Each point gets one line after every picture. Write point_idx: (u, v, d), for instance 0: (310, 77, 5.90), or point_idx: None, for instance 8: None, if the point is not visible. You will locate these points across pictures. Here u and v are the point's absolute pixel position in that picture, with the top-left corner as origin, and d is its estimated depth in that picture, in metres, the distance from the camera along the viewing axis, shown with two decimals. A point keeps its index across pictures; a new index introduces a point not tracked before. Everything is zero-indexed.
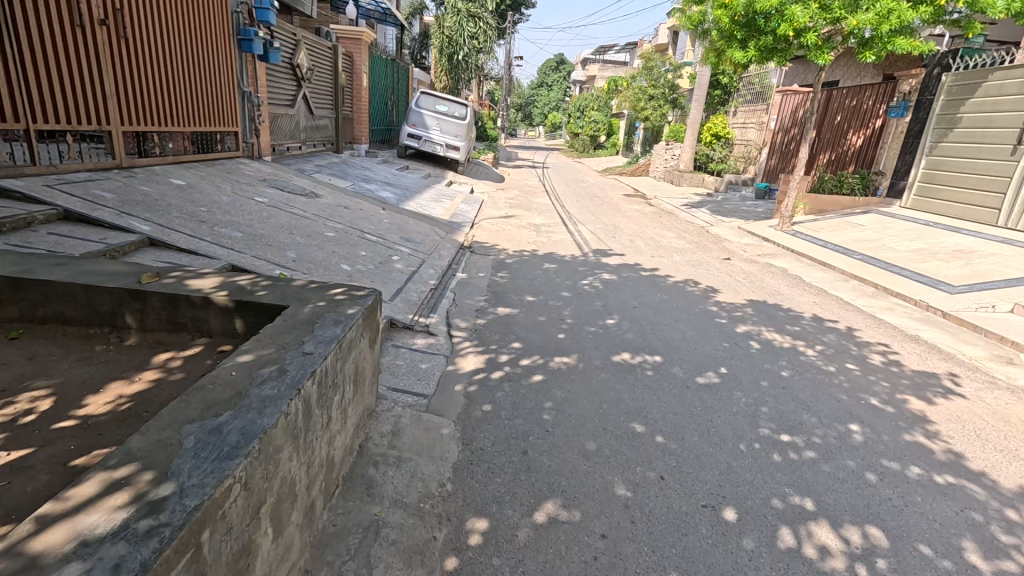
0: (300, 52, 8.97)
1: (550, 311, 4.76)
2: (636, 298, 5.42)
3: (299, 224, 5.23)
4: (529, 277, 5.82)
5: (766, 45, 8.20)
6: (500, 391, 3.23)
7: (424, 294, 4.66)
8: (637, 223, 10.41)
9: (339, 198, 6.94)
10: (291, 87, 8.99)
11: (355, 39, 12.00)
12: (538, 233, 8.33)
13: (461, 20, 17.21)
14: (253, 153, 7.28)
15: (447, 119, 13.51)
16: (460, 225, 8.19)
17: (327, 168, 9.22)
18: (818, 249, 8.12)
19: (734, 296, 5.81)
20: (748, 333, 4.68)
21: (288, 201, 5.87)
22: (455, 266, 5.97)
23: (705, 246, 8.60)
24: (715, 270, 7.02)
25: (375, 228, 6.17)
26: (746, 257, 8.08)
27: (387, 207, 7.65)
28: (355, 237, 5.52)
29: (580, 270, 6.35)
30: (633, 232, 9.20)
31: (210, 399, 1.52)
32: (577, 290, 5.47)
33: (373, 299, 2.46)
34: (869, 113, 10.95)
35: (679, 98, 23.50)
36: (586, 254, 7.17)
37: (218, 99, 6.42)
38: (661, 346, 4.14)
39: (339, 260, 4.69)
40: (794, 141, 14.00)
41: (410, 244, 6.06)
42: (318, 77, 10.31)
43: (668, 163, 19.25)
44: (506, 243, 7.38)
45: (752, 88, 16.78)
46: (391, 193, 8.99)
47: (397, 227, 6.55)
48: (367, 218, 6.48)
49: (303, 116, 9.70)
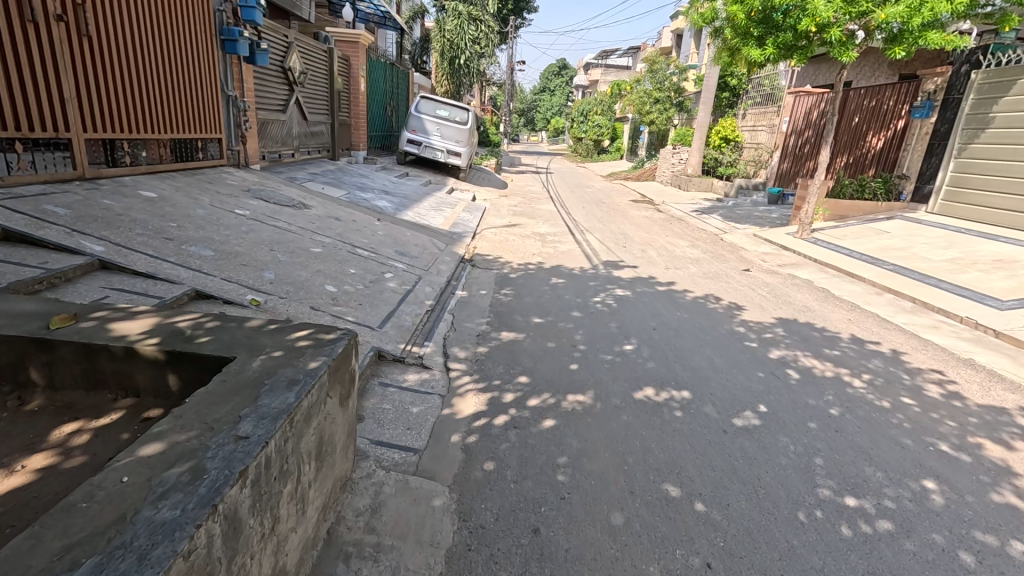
0: (293, 55, 8.55)
1: (560, 335, 4.26)
2: (653, 317, 4.91)
3: (282, 239, 4.75)
4: (536, 294, 5.32)
5: (785, 42, 7.73)
6: (504, 442, 2.72)
7: (419, 318, 4.16)
8: (647, 231, 9.90)
9: (330, 209, 6.46)
10: (283, 91, 8.56)
11: (352, 42, 11.59)
12: (544, 243, 7.85)
13: (463, 23, 16.81)
14: (240, 161, 6.85)
15: (448, 124, 13.08)
16: (461, 236, 7.70)
17: (321, 176, 8.78)
18: (843, 259, 7.59)
19: (760, 313, 5.29)
20: (784, 359, 4.16)
21: (273, 213, 5.40)
22: (455, 282, 5.48)
23: (720, 255, 8.10)
24: (736, 282, 6.50)
25: (368, 241, 5.69)
26: (766, 267, 7.56)
27: (383, 217, 7.18)
28: (344, 252, 5.03)
29: (591, 285, 5.86)
30: (643, 241, 8.71)
31: (73, 535, 1.02)
32: (588, 309, 4.97)
33: (344, 346, 1.96)
34: (889, 113, 10.43)
35: (685, 101, 23.02)
36: (596, 266, 6.68)
37: (199, 103, 5.97)
38: (688, 379, 3.63)
39: (325, 280, 4.21)
40: (808, 144, 13.52)
41: (406, 259, 5.57)
42: (313, 81, 9.88)
43: (675, 167, 18.76)
44: (510, 255, 6.89)
45: (762, 90, 16.31)
46: (388, 201, 8.53)
47: (392, 240, 6.06)
48: (359, 230, 5.99)
49: (296, 122, 9.28)
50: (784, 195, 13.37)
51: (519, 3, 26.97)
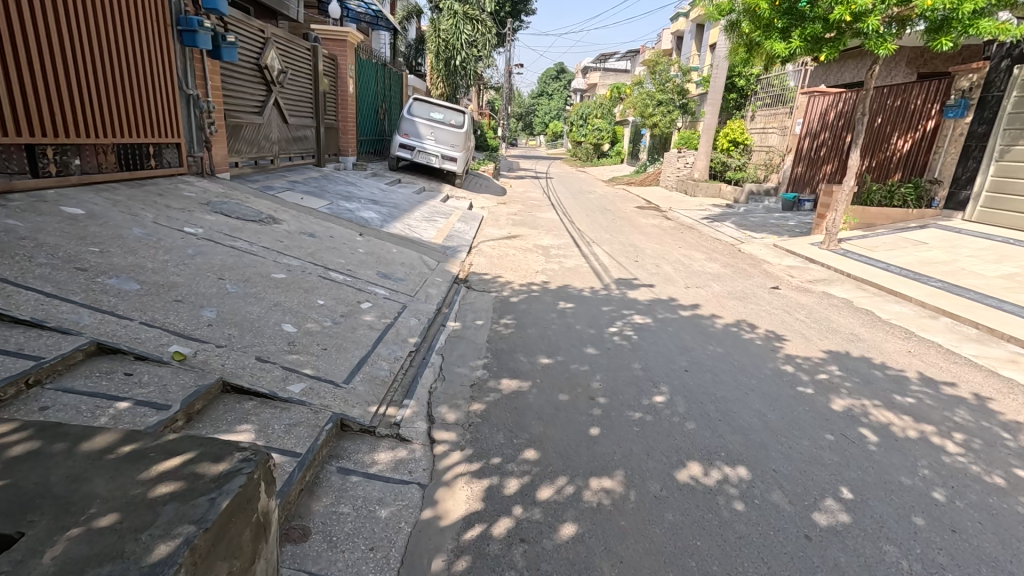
0: (269, 52, 7.79)
1: (574, 383, 3.46)
2: (683, 353, 4.11)
3: (238, 263, 3.96)
4: (542, 324, 4.53)
5: (813, 34, 6.99)
6: (507, 571, 1.92)
7: (399, 365, 3.36)
8: (658, 242, 9.12)
9: (304, 222, 5.64)
10: (260, 91, 7.81)
11: (340, 40, 10.83)
12: (548, 257, 7.07)
13: (459, 22, 16.09)
14: (205, 169, 6.07)
15: (441, 127, 12.27)
16: (455, 250, 6.91)
17: (302, 185, 8.01)
18: (881, 274, 6.84)
19: (805, 345, 4.50)
20: (851, 411, 3.37)
21: (232, 231, 4.60)
22: (446, 310, 4.68)
23: (743, 270, 7.33)
24: (767, 304, 5.72)
25: (345, 262, 4.88)
26: (796, 284, 6.80)
27: (368, 231, 6.39)
28: (313, 278, 4.23)
29: (604, 310, 5.07)
30: (656, 254, 7.94)
31: None
32: (603, 344, 4.17)
33: (238, 493, 1.15)
34: (917, 114, 9.68)
35: (688, 103, 22.34)
36: (608, 286, 5.89)
37: (150, 103, 5.20)
38: (741, 448, 2.83)
39: (286, 317, 3.41)
40: (824, 147, 12.77)
41: (389, 283, 4.78)
42: (296, 82, 9.14)
43: (680, 172, 18.07)
44: (510, 273, 6.10)
45: (771, 90, 15.60)
46: (375, 212, 7.74)
47: (374, 260, 5.25)
48: (336, 248, 5.18)
49: (276, 126, 8.52)
50: (800, 201, 12.62)
51: (518, 5, 26.24)
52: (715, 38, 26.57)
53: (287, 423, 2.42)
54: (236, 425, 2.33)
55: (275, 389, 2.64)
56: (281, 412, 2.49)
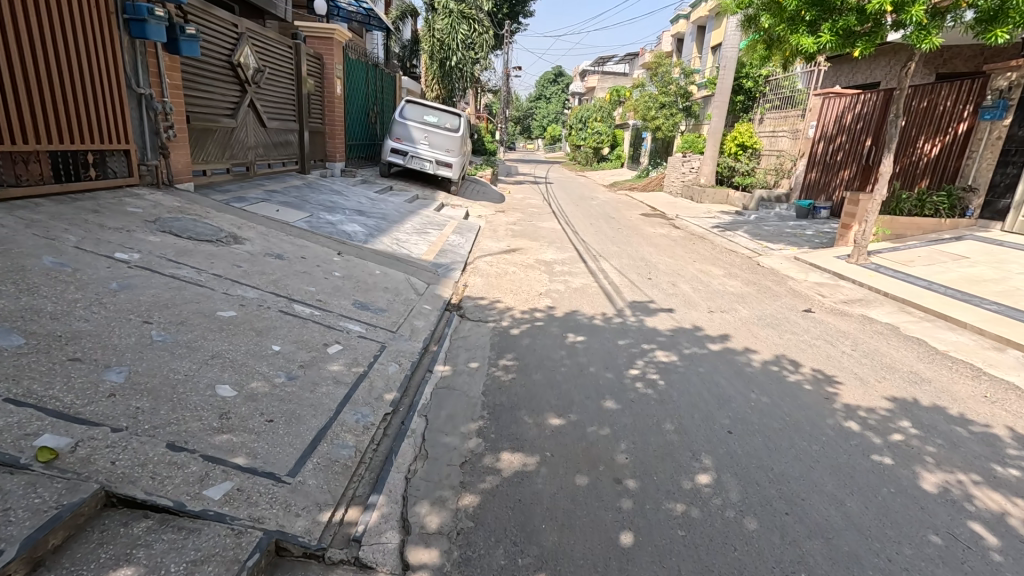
0: (242, 48, 7.06)
1: (592, 458, 2.71)
2: (722, 406, 3.36)
3: (176, 300, 3.19)
4: (549, 365, 3.78)
5: (846, 26, 6.30)
6: None
7: (369, 439, 2.60)
8: (670, 255, 8.40)
9: (272, 240, 4.88)
10: (232, 92, 7.06)
11: (326, 38, 10.08)
12: (552, 276, 6.34)
13: (454, 22, 15.41)
14: (161, 180, 5.32)
15: (436, 130, 11.54)
16: (448, 268, 6.18)
17: (280, 196, 7.26)
18: (923, 295, 6.15)
19: (863, 390, 3.77)
20: (950, 494, 2.62)
21: (178, 254, 3.84)
22: (435, 348, 3.94)
23: (767, 289, 6.64)
24: (805, 333, 5.00)
25: (315, 290, 4.14)
26: (829, 305, 6.10)
27: (349, 248, 5.65)
28: (271, 315, 3.48)
29: (620, 344, 4.32)
30: (670, 270, 7.24)
31: None
32: (624, 394, 3.43)
33: None
34: (947, 116, 8.96)
35: (693, 105, 21.77)
36: (621, 312, 5.17)
37: (89, 103, 4.44)
38: (826, 566, 2.09)
39: (225, 375, 2.65)
40: (841, 151, 11.97)
41: (367, 315, 4.03)
42: (277, 83, 8.41)
43: (685, 176, 17.45)
44: (510, 296, 5.35)
45: (780, 92, 14.99)
46: (361, 225, 7.00)
47: (352, 286, 4.50)
48: (307, 273, 4.44)
49: (253, 130, 7.78)
50: (816, 208, 11.92)
51: (515, 7, 25.75)
52: (716, 39, 26.07)
53: (190, 561, 1.66)
54: (109, 571, 1.57)
55: (184, 498, 1.88)
56: (185, 538, 1.73)
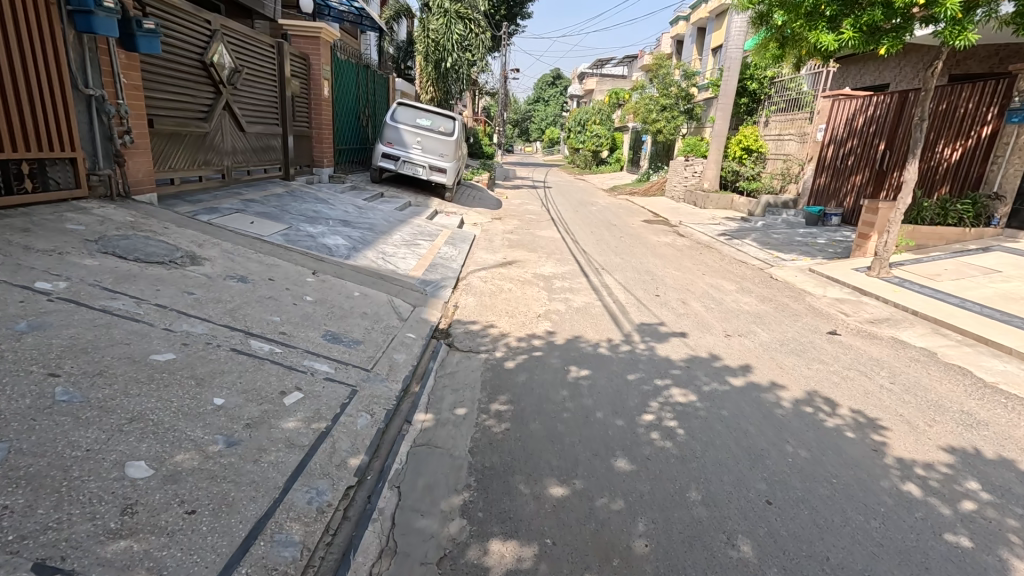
0: (216, 46, 6.52)
1: (603, 547, 2.16)
2: (756, 466, 2.82)
3: (99, 342, 2.64)
4: (549, 410, 3.24)
5: (871, 21, 5.79)
6: None
7: (321, 530, 2.05)
8: (677, 267, 7.88)
9: (237, 260, 4.33)
10: (205, 94, 6.53)
11: (312, 37, 9.57)
12: (552, 294, 5.80)
13: (450, 21, 14.89)
14: (116, 191, 4.77)
15: (428, 134, 11.01)
16: (438, 287, 5.64)
17: (258, 206, 6.72)
18: (957, 314, 5.64)
19: (914, 439, 3.23)
20: None
21: (117, 281, 3.30)
22: (416, 389, 3.40)
23: (784, 307, 6.12)
24: (835, 361, 4.47)
25: (280, 320, 3.60)
26: (854, 325, 5.58)
27: (327, 265, 5.10)
28: (220, 356, 2.93)
29: (630, 380, 3.78)
30: (679, 285, 6.71)
31: None
32: (638, 450, 2.89)
33: None
34: (968, 118, 8.47)
35: (694, 108, 21.29)
36: (629, 338, 4.63)
37: (24, 107, 3.89)
38: None
39: (142, 449, 2.10)
40: (852, 155, 11.46)
41: (338, 350, 3.48)
42: (258, 84, 7.87)
43: (687, 181, 16.92)
44: (505, 320, 4.81)
45: (787, 94, 14.52)
46: (344, 237, 6.47)
47: (324, 314, 3.95)
48: (272, 299, 3.89)
49: (230, 134, 7.23)
50: (826, 215, 11.41)
51: (513, 9, 25.31)
52: (717, 41, 25.64)
53: None
54: None
55: None
56: None
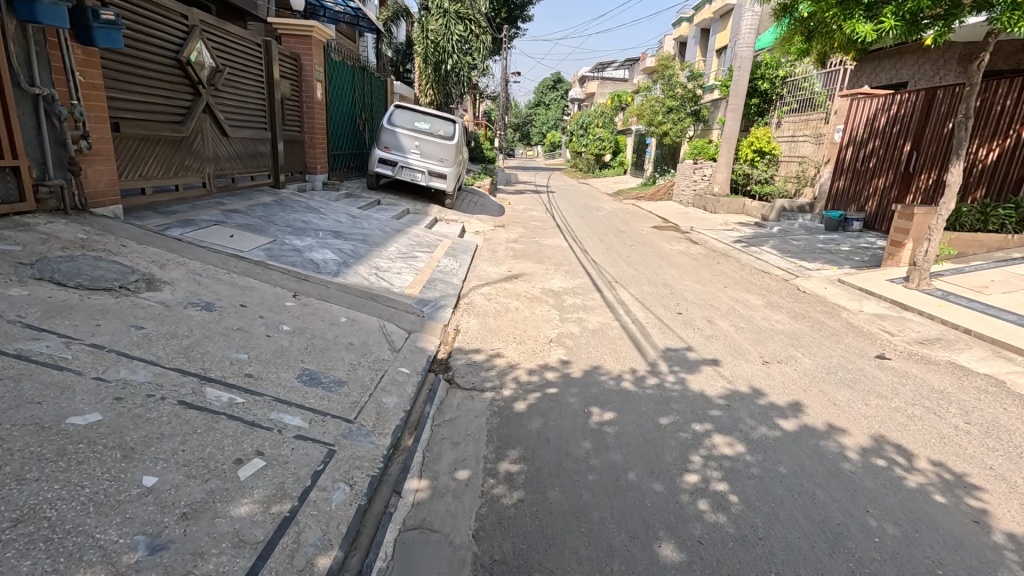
0: (193, 43, 5.97)
1: None
2: (839, 553, 2.22)
3: (2, 402, 2.07)
4: (571, 472, 2.65)
5: (917, 7, 5.21)
6: None
7: None
8: (696, 279, 7.30)
9: (204, 282, 3.76)
10: (182, 95, 5.98)
11: (303, 36, 9.03)
12: (564, 314, 5.22)
13: (449, 22, 14.37)
14: (69, 204, 4.22)
15: (428, 137, 10.46)
16: (437, 307, 5.06)
17: (241, 218, 6.17)
18: (1019, 333, 5.04)
19: (1019, 505, 2.63)
20: None
21: (46, 317, 2.72)
22: (409, 444, 2.82)
23: (820, 325, 5.53)
24: (894, 394, 3.87)
25: (248, 358, 3.02)
26: (903, 347, 4.98)
27: (313, 285, 4.53)
28: (162, 413, 2.34)
29: (665, 426, 3.18)
30: (701, 300, 6.12)
31: None
32: (686, 531, 2.30)
33: None
34: (1005, 117, 7.89)
35: (701, 110, 20.76)
36: (655, 369, 4.04)
37: None
38: None
39: (22, 572, 1.52)
40: (873, 157, 10.87)
41: (316, 396, 2.89)
42: (243, 85, 7.32)
43: (696, 185, 16.35)
44: (513, 347, 4.22)
45: (800, 94, 13.93)
46: (334, 251, 5.91)
47: (302, 347, 3.36)
48: (241, 330, 3.31)
49: (212, 139, 6.69)
50: (847, 220, 10.81)
51: (514, 12, 24.95)
52: (722, 42, 25.15)
53: None
54: None
55: None
56: None
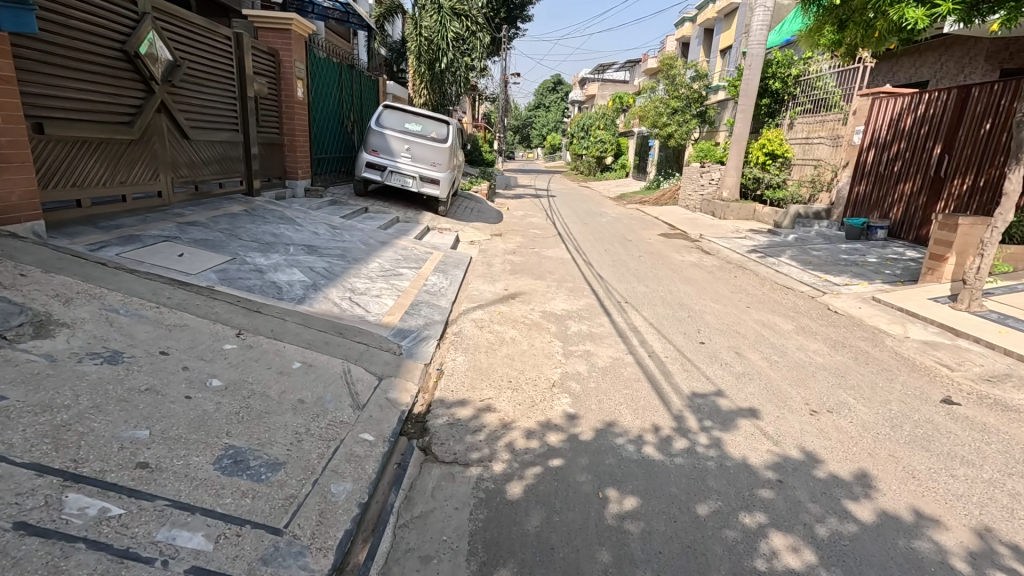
0: (142, 31, 5.22)
1: None
2: None
3: None
4: None
5: None
6: None
7: None
8: (715, 297, 6.53)
9: (118, 322, 2.99)
10: (131, 92, 5.22)
11: (282, 30, 8.28)
12: (568, 347, 4.44)
13: (444, 18, 13.61)
14: None
15: (418, 140, 9.70)
16: (418, 339, 4.29)
17: (198, 232, 5.40)
18: None
19: None
20: None
21: None
22: (360, 564, 2.05)
23: (865, 357, 4.76)
24: (982, 460, 3.09)
25: (149, 435, 2.26)
26: (969, 387, 4.21)
27: (267, 317, 3.75)
28: None
29: (704, 520, 2.41)
30: (725, 326, 5.35)
31: None
32: None
33: None
34: None
35: (706, 110, 20.01)
36: (682, 426, 3.27)
37: None
38: None
39: None
40: (898, 160, 10.12)
41: (233, 493, 2.11)
42: (209, 82, 6.57)
43: (703, 190, 15.62)
44: (507, 396, 3.45)
45: (813, 94, 13.14)
46: (304, 271, 5.14)
47: (231, 413, 2.58)
48: (150, 391, 2.53)
49: (170, 142, 5.93)
50: (870, 228, 10.10)
51: (513, 12, 24.31)
52: (726, 42, 24.43)
53: None
54: None
55: None
56: None
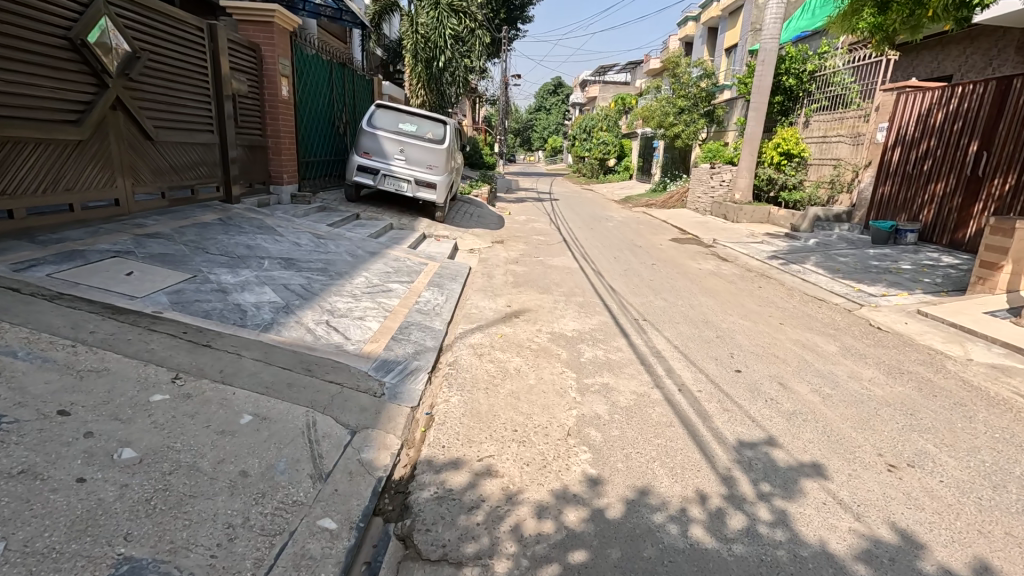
0: (91, 16, 4.56)
1: None
2: None
3: None
4: None
5: None
6: None
7: None
8: (742, 312, 5.84)
9: (9, 372, 2.32)
10: (78, 87, 4.57)
11: (263, 23, 7.65)
12: (583, 380, 3.73)
13: (441, 14, 12.97)
14: None
15: (413, 141, 9.04)
16: (405, 373, 3.59)
17: (157, 245, 4.74)
18: None
19: None
20: None
21: None
22: None
23: (929, 387, 4.05)
24: None
25: (3, 553, 1.59)
26: None
27: (218, 352, 3.07)
28: None
29: None
30: (760, 349, 4.65)
31: None
32: None
33: None
34: None
35: (715, 110, 18.98)
36: (735, 493, 2.57)
37: None
38: None
39: None
40: (928, 159, 9.42)
41: None
42: (176, 77, 5.91)
43: (714, 191, 14.92)
44: (512, 454, 2.75)
45: (829, 90, 12.45)
46: (276, 289, 4.47)
47: (139, 501, 1.91)
48: (25, 476, 1.85)
49: (130, 144, 5.27)
50: (899, 231, 9.39)
51: (514, 12, 23.78)
52: (732, 40, 23.85)
53: None
54: None
55: None
56: None
